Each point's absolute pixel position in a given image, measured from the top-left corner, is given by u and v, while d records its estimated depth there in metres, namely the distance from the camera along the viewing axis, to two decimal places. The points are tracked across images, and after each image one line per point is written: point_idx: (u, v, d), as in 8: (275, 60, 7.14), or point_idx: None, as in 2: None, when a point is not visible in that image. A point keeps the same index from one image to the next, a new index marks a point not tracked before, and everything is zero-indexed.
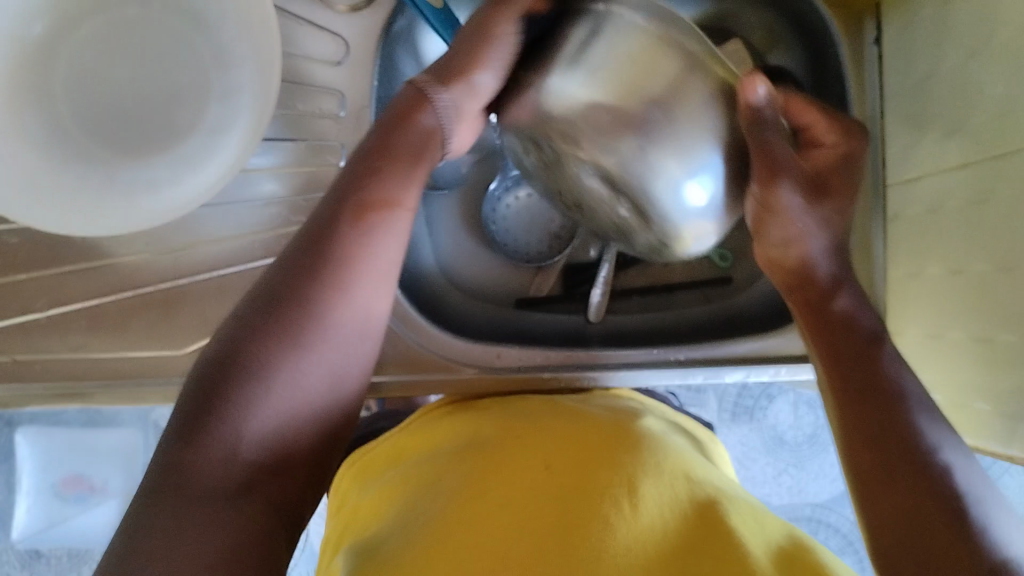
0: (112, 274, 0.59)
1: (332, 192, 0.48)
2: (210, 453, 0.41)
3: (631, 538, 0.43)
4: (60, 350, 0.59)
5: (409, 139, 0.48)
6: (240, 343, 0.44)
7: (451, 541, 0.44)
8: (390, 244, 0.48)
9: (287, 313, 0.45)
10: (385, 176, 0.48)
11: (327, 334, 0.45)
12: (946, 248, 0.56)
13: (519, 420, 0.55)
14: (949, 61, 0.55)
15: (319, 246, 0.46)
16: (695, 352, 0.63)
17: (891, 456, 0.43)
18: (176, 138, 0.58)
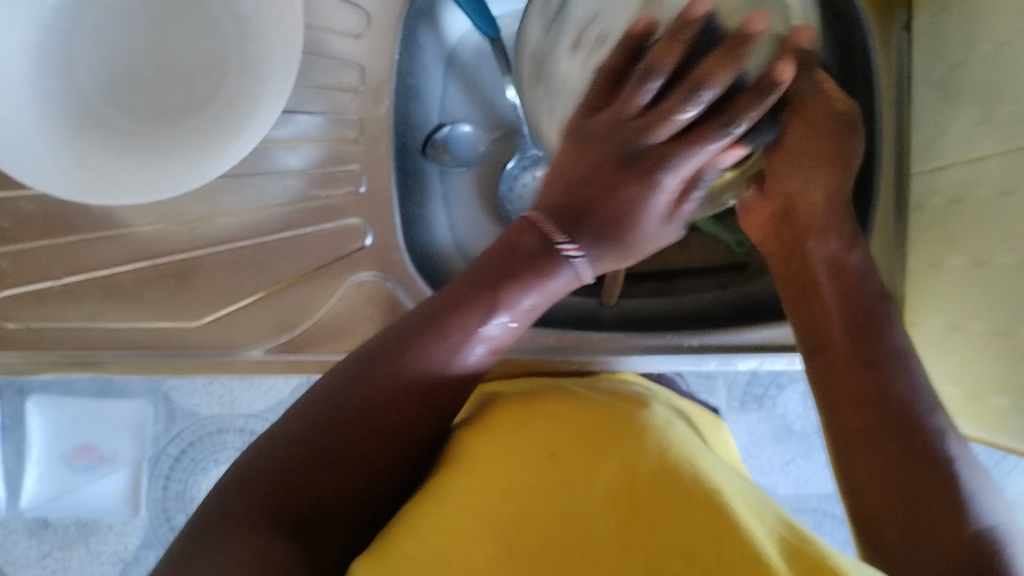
0: (127, 244, 0.59)
1: (449, 289, 0.50)
2: (282, 466, 0.44)
3: (633, 527, 0.43)
4: (73, 318, 0.59)
5: (535, 272, 0.50)
6: (372, 363, 0.47)
7: (453, 526, 0.45)
8: (495, 319, 0.49)
9: (411, 347, 0.47)
10: (519, 267, 0.50)
11: (426, 365, 0.47)
12: (969, 240, 0.55)
13: (520, 404, 0.55)
14: (980, 49, 0.54)
15: (430, 328, 0.48)
16: (709, 339, 0.63)
17: (905, 474, 0.43)
18: (193, 107, 0.57)
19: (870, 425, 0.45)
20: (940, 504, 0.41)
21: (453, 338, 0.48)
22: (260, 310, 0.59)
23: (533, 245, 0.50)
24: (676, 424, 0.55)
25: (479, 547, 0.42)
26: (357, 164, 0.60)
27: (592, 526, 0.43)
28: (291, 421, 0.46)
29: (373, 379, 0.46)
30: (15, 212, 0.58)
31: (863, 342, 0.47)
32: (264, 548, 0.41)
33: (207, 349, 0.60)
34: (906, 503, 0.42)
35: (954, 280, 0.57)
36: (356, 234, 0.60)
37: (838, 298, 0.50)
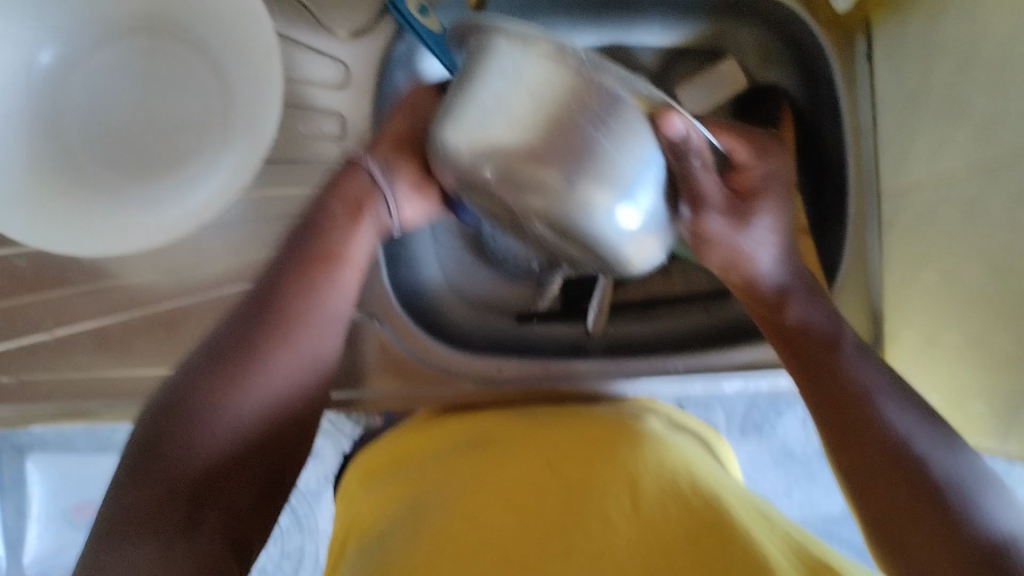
0: (118, 295, 0.60)
1: (281, 257, 0.52)
2: (196, 431, 0.44)
3: (638, 532, 0.44)
4: (68, 370, 0.60)
5: (362, 206, 0.54)
6: (187, 382, 0.45)
7: (445, 524, 0.47)
8: (365, 239, 0.54)
9: (275, 309, 0.49)
10: (348, 203, 0.53)
11: (294, 337, 0.49)
12: (941, 253, 0.57)
13: (516, 425, 0.57)
14: (937, 70, 0.56)
15: (264, 307, 0.49)
16: (693, 361, 0.64)
17: (890, 475, 0.43)
18: (179, 160, 0.59)
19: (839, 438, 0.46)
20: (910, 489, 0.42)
21: (287, 339, 0.48)
22: None
23: (331, 223, 0.53)
24: (672, 434, 0.57)
25: (478, 555, 0.44)
26: None
27: (594, 529, 0.45)
28: (181, 377, 0.46)
29: (237, 355, 0.46)
30: (10, 269, 0.60)
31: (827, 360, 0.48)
32: (171, 547, 0.40)
33: None
34: (881, 494, 0.43)
35: (931, 293, 0.58)
36: None
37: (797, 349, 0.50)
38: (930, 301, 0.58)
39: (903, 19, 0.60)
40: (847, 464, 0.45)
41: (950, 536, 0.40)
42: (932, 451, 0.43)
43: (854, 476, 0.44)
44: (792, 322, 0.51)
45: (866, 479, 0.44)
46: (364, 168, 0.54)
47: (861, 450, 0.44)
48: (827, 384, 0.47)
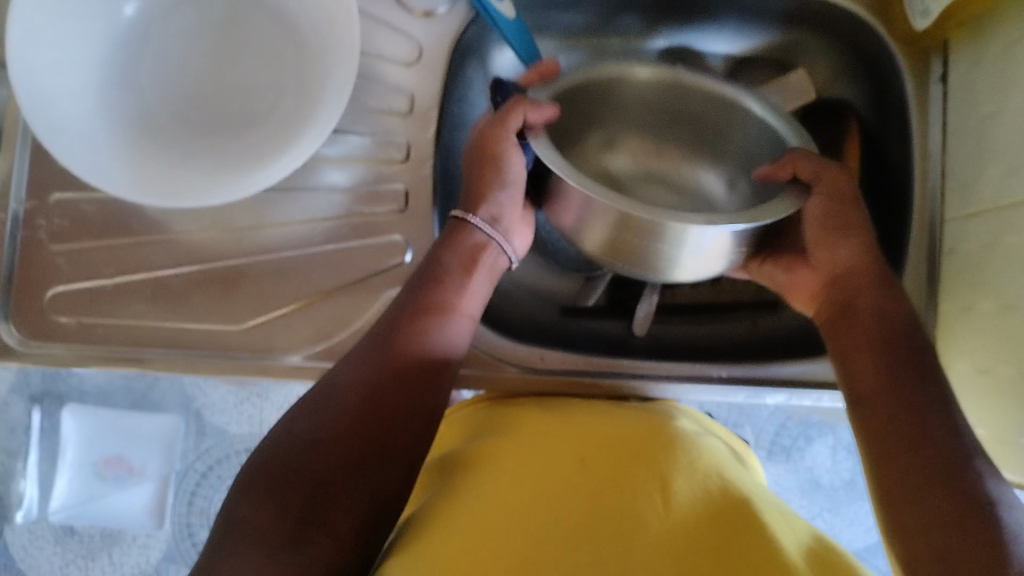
0: (177, 248, 0.62)
1: (410, 283, 0.56)
2: (308, 464, 0.47)
3: (670, 529, 0.44)
4: (123, 316, 0.61)
5: (473, 258, 0.57)
6: (299, 416, 0.49)
7: (477, 508, 0.47)
8: (478, 292, 0.57)
9: (390, 347, 0.52)
10: (458, 255, 0.57)
11: (410, 359, 0.52)
12: (1001, 282, 0.56)
13: (552, 415, 0.56)
14: (1012, 97, 0.55)
15: (388, 345, 0.52)
16: (738, 370, 0.64)
17: (926, 491, 0.43)
18: (251, 124, 0.60)
19: (888, 463, 0.46)
20: (955, 501, 0.42)
21: (365, 372, 0.51)
22: (299, 319, 0.61)
23: (422, 284, 0.55)
24: (708, 437, 0.57)
25: (516, 535, 0.44)
26: (401, 183, 0.62)
27: (621, 515, 0.45)
28: (296, 412, 0.50)
29: (370, 376, 0.51)
30: (79, 214, 0.62)
31: (894, 383, 0.48)
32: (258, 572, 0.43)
33: (249, 353, 0.61)
34: (929, 510, 0.43)
35: (988, 321, 0.57)
36: (397, 250, 0.62)
37: (879, 337, 0.51)
38: (984, 330, 0.58)
39: (980, 44, 0.59)
40: (884, 470, 0.46)
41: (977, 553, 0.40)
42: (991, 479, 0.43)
43: (895, 501, 0.45)
44: (874, 308, 0.52)
45: (912, 491, 0.44)
46: (473, 227, 0.57)
47: (917, 471, 0.44)
48: (890, 392, 0.48)
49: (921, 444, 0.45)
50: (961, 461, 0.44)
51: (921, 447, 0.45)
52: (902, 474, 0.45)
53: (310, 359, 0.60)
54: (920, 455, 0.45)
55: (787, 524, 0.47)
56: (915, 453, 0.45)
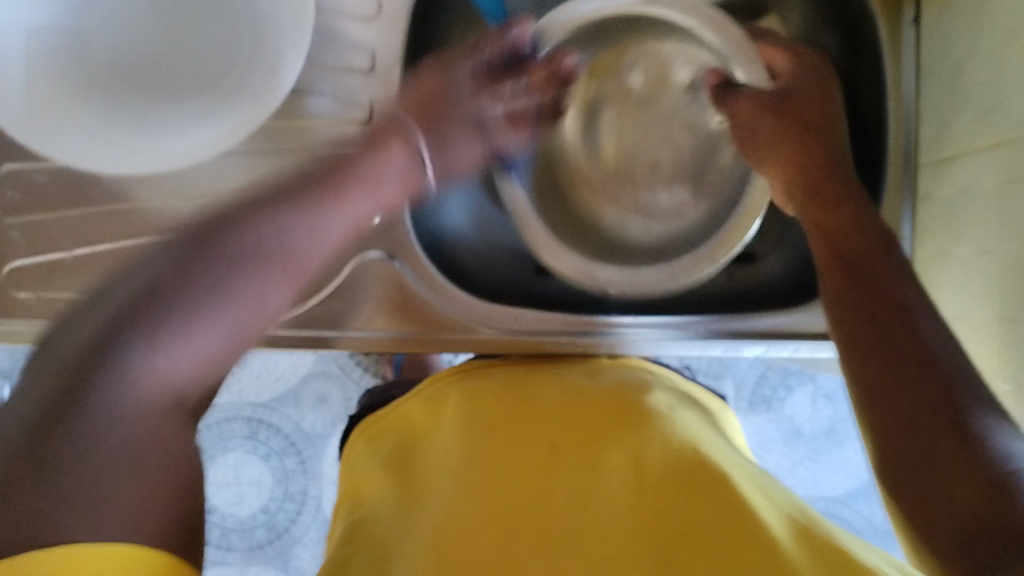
0: (137, 218, 0.60)
1: (296, 180, 0.56)
2: (38, 397, 0.40)
3: (643, 521, 0.43)
4: (84, 290, 0.60)
5: (370, 165, 0.57)
6: (123, 320, 0.43)
7: (449, 507, 0.46)
8: (366, 202, 0.56)
9: (239, 242, 0.49)
10: (348, 166, 0.57)
11: (302, 263, 0.52)
12: (976, 227, 0.55)
13: (518, 395, 0.55)
14: (986, 38, 0.54)
15: (224, 235, 0.50)
16: (716, 324, 0.63)
17: (910, 390, 0.38)
18: (206, 84, 0.58)
19: (869, 372, 0.41)
20: (925, 388, 0.38)
21: (263, 281, 0.49)
22: None
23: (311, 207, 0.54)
24: (680, 409, 0.55)
25: (487, 539, 0.43)
26: (364, 145, 0.61)
27: (594, 527, 0.43)
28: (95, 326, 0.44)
29: (208, 262, 0.47)
30: (30, 184, 0.59)
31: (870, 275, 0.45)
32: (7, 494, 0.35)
33: None
34: (910, 403, 0.38)
35: (963, 267, 0.57)
36: None
37: (845, 228, 0.48)
38: (959, 276, 0.57)
39: None
40: (860, 380, 0.41)
41: (965, 464, 0.34)
42: (967, 387, 0.38)
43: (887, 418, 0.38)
44: (840, 216, 0.49)
45: (913, 401, 0.38)
46: (404, 136, 0.59)
47: (924, 401, 0.37)
48: (857, 286, 0.45)
49: (903, 356, 0.40)
50: (953, 382, 0.38)
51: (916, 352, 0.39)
52: (871, 379, 0.40)
53: (281, 326, 0.61)
54: (918, 361, 0.39)
55: (766, 500, 0.45)
56: (912, 380, 0.38)
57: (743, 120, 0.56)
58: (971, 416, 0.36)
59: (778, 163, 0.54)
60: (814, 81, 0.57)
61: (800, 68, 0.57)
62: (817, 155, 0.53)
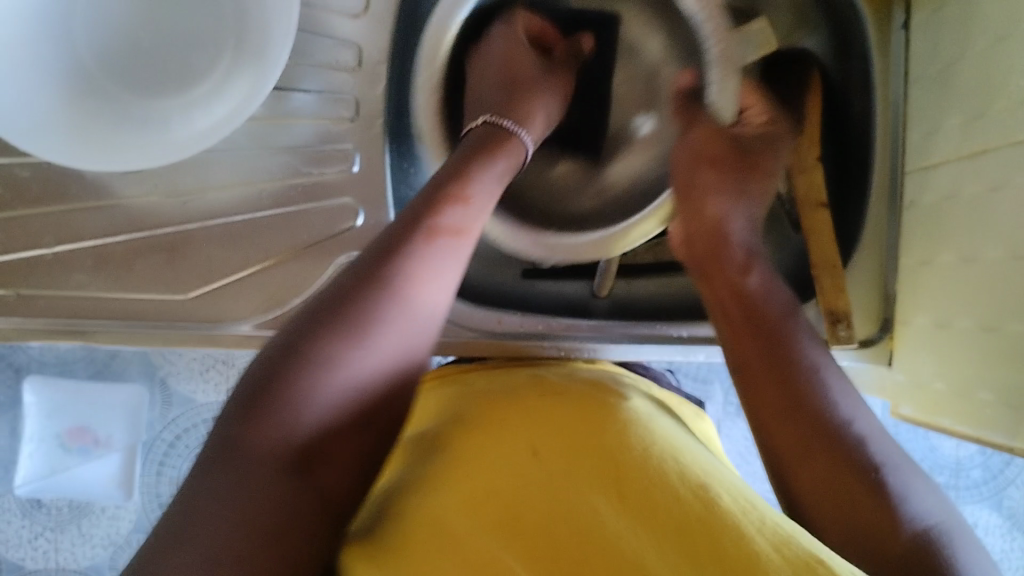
0: (120, 215, 0.59)
1: (374, 247, 0.47)
2: (266, 431, 0.40)
3: (630, 529, 0.40)
4: (65, 287, 0.60)
5: (456, 189, 0.50)
6: (236, 428, 0.40)
7: (425, 515, 0.43)
8: (441, 257, 0.48)
9: (304, 354, 0.42)
10: (445, 197, 0.49)
11: (397, 313, 0.45)
12: (959, 236, 0.55)
13: (499, 403, 0.52)
14: (973, 44, 0.54)
15: (336, 311, 0.44)
16: (697, 330, 0.65)
17: (836, 458, 0.42)
18: (188, 79, 0.58)
19: (785, 461, 0.44)
20: (863, 491, 0.41)
21: (348, 345, 0.42)
22: (250, 284, 0.61)
23: (435, 197, 0.49)
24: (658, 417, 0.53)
25: (463, 543, 0.40)
26: (349, 143, 0.61)
27: (572, 551, 0.38)
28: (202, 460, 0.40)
29: (308, 353, 0.42)
30: (11, 180, 0.58)
31: (766, 359, 0.46)
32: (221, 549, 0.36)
33: (193, 322, 0.61)
34: (841, 482, 0.41)
35: (946, 274, 0.57)
36: (347, 213, 0.61)
37: (767, 292, 0.50)
38: (942, 281, 0.58)
39: None
40: (798, 486, 0.43)
41: (887, 525, 0.40)
42: (868, 432, 0.43)
43: (814, 500, 0.42)
44: (750, 288, 0.51)
45: (819, 458, 0.42)
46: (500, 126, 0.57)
47: (841, 491, 0.41)
48: (782, 398, 0.45)
49: (802, 413, 0.44)
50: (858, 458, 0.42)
51: (812, 413, 0.44)
52: (798, 435, 0.43)
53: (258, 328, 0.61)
54: (828, 447, 0.42)
55: (745, 504, 0.42)
56: (835, 467, 0.42)
57: (682, 163, 0.60)
58: (896, 503, 0.40)
59: (707, 211, 0.56)
60: (782, 133, 0.62)
61: (774, 121, 0.62)
62: (744, 224, 0.56)
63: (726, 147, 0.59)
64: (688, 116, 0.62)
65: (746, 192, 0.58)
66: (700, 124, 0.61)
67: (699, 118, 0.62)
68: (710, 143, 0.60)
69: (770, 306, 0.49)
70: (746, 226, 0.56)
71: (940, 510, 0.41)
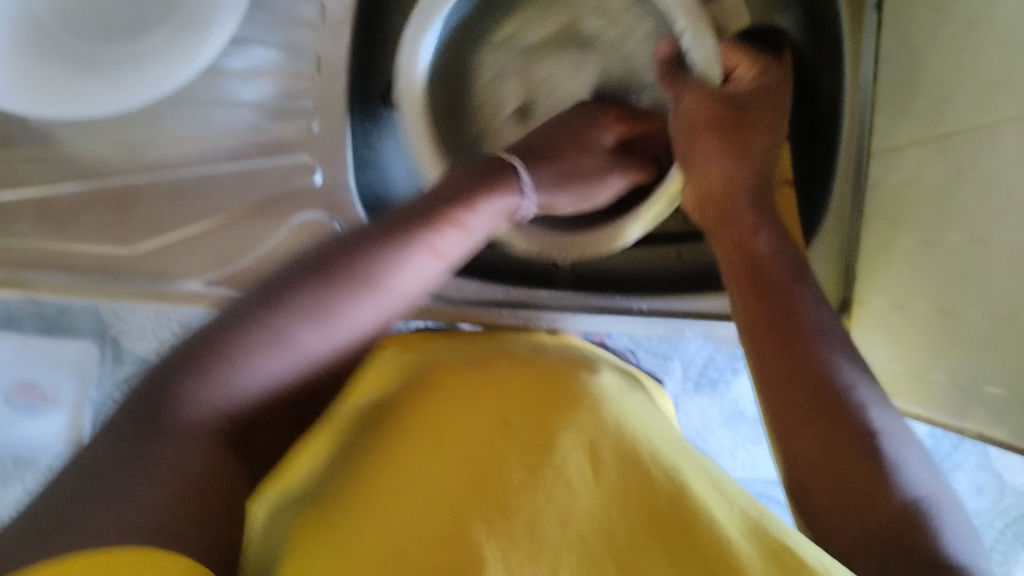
0: (67, 164, 0.57)
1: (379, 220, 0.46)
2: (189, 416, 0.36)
3: (598, 507, 0.39)
4: (6, 237, 0.57)
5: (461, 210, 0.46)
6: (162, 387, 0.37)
7: (387, 478, 0.42)
8: (456, 237, 0.46)
9: (317, 298, 0.40)
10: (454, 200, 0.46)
11: (386, 295, 0.43)
12: (922, 220, 0.55)
13: (464, 372, 0.51)
14: (945, 26, 0.53)
15: (325, 274, 0.41)
16: (657, 303, 0.64)
17: (826, 427, 0.41)
18: (141, 27, 0.56)
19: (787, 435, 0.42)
20: (860, 466, 0.39)
21: (349, 303, 0.41)
22: (203, 240, 0.58)
23: (467, 179, 0.49)
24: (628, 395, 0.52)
25: (429, 511, 0.39)
26: (310, 101, 0.59)
27: (547, 528, 0.38)
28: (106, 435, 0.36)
29: (310, 306, 0.40)
30: None
31: (769, 325, 0.45)
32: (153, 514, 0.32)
33: (144, 277, 0.58)
34: (826, 456, 0.40)
35: (909, 258, 0.57)
36: (306, 171, 0.59)
37: (774, 242, 0.49)
38: (904, 265, 0.57)
39: None
40: (793, 459, 0.41)
41: (877, 493, 0.38)
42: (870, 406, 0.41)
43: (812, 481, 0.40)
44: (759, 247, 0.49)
45: (820, 429, 0.41)
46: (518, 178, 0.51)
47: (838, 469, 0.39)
48: (789, 365, 0.43)
49: (806, 381, 0.42)
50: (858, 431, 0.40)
51: (818, 383, 0.42)
52: (788, 404, 0.43)
53: (211, 286, 0.58)
54: (833, 408, 0.41)
55: (716, 493, 0.42)
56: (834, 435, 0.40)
57: (681, 134, 0.55)
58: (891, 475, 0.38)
59: (713, 170, 0.53)
60: (775, 84, 0.56)
61: (762, 71, 0.56)
62: (751, 176, 0.53)
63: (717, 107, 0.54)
64: (677, 81, 0.56)
65: (754, 156, 0.53)
66: (687, 90, 0.55)
67: (683, 83, 0.56)
68: (697, 109, 0.54)
69: (780, 272, 0.48)
70: (755, 185, 0.53)
71: (929, 480, 0.39)
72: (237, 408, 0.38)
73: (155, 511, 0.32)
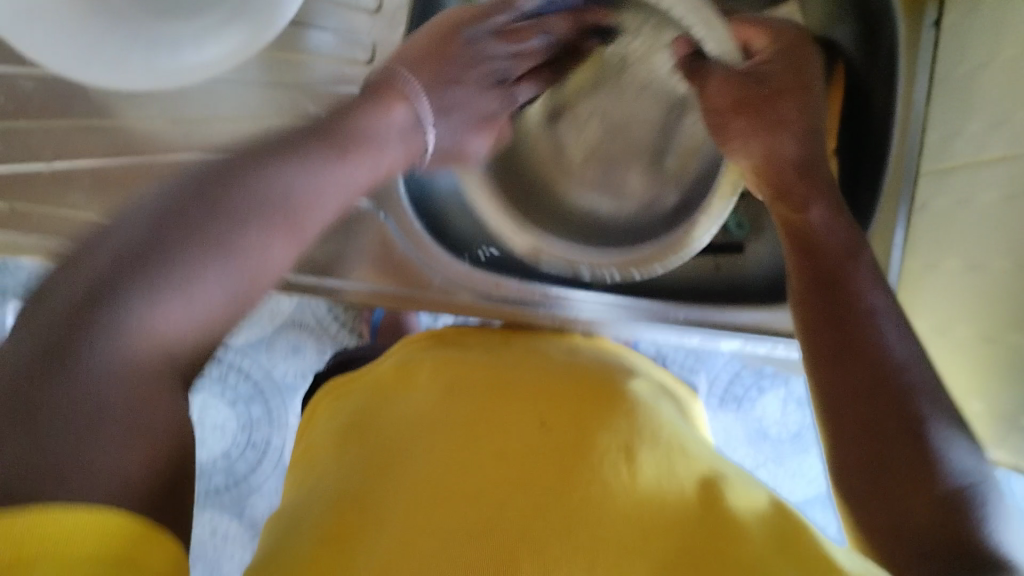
0: (120, 136, 0.58)
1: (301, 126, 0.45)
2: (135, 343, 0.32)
3: (635, 504, 0.39)
4: (59, 206, 0.59)
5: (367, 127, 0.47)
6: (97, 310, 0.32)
7: (423, 469, 0.42)
8: (348, 176, 0.44)
9: (235, 204, 0.37)
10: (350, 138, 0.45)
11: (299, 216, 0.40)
12: (968, 243, 0.55)
13: (498, 372, 0.52)
14: (1002, 47, 0.53)
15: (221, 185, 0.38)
16: (695, 314, 0.64)
17: (878, 416, 0.39)
18: (198, 2, 0.55)
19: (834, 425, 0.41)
20: (909, 461, 0.38)
21: (252, 234, 0.37)
22: None
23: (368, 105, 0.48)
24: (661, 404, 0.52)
25: (465, 506, 0.39)
26: None
27: (583, 521, 0.38)
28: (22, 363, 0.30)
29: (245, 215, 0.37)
30: (14, 89, 0.57)
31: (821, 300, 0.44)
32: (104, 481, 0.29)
33: None
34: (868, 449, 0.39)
35: (953, 281, 0.57)
36: None
37: (823, 210, 0.47)
38: (948, 287, 0.57)
39: None
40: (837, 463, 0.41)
41: (925, 485, 0.37)
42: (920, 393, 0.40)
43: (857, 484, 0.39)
44: (811, 218, 0.47)
45: (868, 425, 0.40)
46: None
47: (889, 464, 0.39)
48: (837, 343, 0.42)
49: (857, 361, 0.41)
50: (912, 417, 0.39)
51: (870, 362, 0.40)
52: (833, 387, 0.41)
53: None
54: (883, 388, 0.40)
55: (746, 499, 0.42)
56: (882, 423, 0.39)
57: (713, 122, 0.53)
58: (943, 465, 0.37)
59: (750, 149, 0.50)
60: (794, 43, 0.51)
61: (779, 33, 0.52)
62: (795, 150, 0.49)
63: (734, 88, 0.51)
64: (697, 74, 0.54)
65: (792, 123, 0.49)
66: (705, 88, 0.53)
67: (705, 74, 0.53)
68: (716, 96, 0.52)
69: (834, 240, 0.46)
70: (801, 147, 0.49)
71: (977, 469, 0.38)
72: (172, 343, 0.34)
73: (69, 477, 0.28)
